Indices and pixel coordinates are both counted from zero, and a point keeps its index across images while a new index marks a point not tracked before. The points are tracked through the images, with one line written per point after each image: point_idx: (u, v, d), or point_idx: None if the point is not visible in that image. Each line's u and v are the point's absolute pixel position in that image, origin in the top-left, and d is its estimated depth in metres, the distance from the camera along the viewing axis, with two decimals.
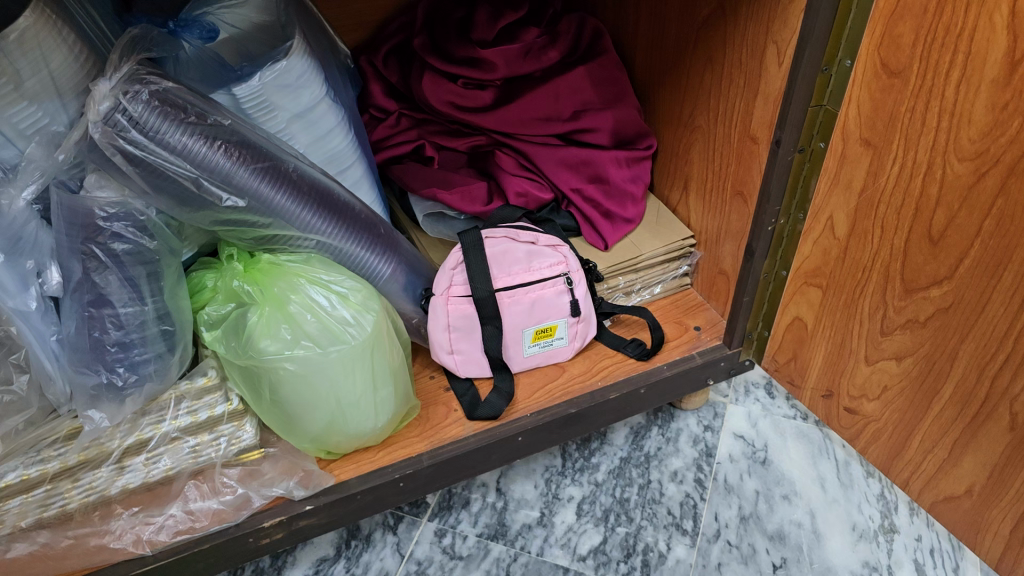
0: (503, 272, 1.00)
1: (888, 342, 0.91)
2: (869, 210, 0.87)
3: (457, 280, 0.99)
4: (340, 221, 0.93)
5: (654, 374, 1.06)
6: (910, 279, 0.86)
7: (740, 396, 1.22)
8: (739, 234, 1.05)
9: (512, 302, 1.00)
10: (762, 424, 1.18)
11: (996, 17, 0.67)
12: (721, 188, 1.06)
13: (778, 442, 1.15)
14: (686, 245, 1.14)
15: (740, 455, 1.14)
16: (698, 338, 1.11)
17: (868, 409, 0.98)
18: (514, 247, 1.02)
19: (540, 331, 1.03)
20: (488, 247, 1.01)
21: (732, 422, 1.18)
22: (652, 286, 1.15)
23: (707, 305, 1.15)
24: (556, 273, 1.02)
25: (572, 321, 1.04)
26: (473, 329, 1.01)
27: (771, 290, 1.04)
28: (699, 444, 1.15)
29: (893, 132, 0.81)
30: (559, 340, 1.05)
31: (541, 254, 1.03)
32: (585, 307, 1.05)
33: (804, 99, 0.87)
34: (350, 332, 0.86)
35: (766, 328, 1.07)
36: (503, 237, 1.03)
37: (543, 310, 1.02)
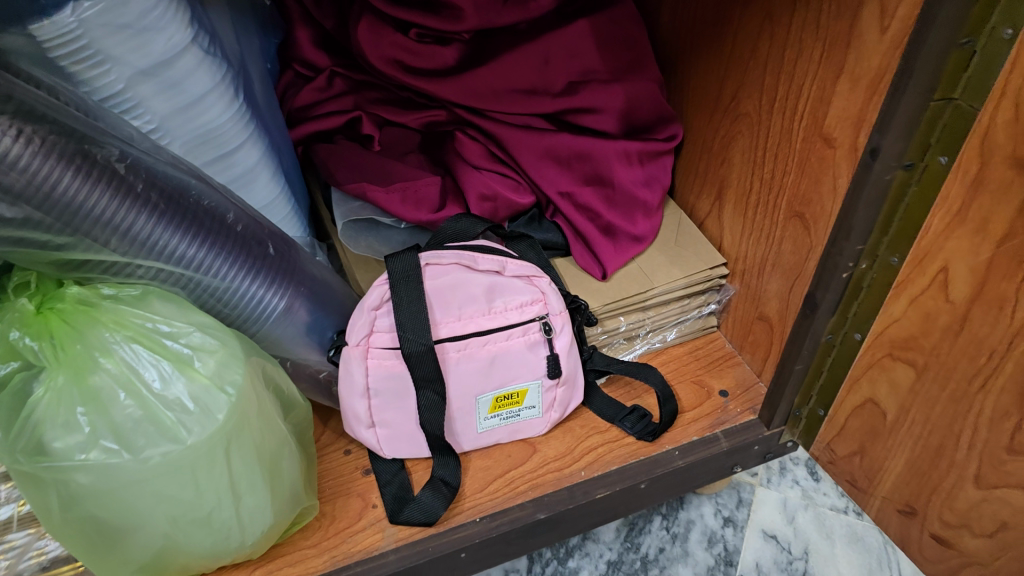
0: (450, 317, 0.70)
1: (1017, 465, 0.60)
2: (1012, 269, 0.54)
3: (379, 326, 0.69)
4: (198, 238, 0.62)
5: (661, 464, 0.75)
6: None
7: (773, 478, 0.91)
8: (796, 277, 0.73)
9: (462, 358, 0.70)
10: (802, 521, 0.87)
11: None
12: (772, 205, 0.74)
13: (825, 551, 0.85)
14: (716, 277, 0.82)
15: (771, 566, 0.83)
16: (724, 409, 0.80)
17: (968, 546, 0.67)
18: (468, 280, 0.71)
19: (503, 398, 0.72)
20: (427, 281, 0.70)
21: (761, 515, 0.87)
22: (666, 330, 0.84)
23: (739, 360, 0.84)
24: (526, 317, 0.71)
25: (550, 384, 0.73)
26: (403, 395, 0.70)
27: (834, 358, 0.72)
28: (716, 546, 0.85)
29: None
30: (529, 410, 0.74)
31: (507, 289, 0.72)
32: (569, 366, 0.74)
33: (923, 88, 0.55)
34: (187, 425, 0.55)
35: (821, 406, 0.76)
36: (452, 264, 0.71)
37: (506, 370, 0.71)
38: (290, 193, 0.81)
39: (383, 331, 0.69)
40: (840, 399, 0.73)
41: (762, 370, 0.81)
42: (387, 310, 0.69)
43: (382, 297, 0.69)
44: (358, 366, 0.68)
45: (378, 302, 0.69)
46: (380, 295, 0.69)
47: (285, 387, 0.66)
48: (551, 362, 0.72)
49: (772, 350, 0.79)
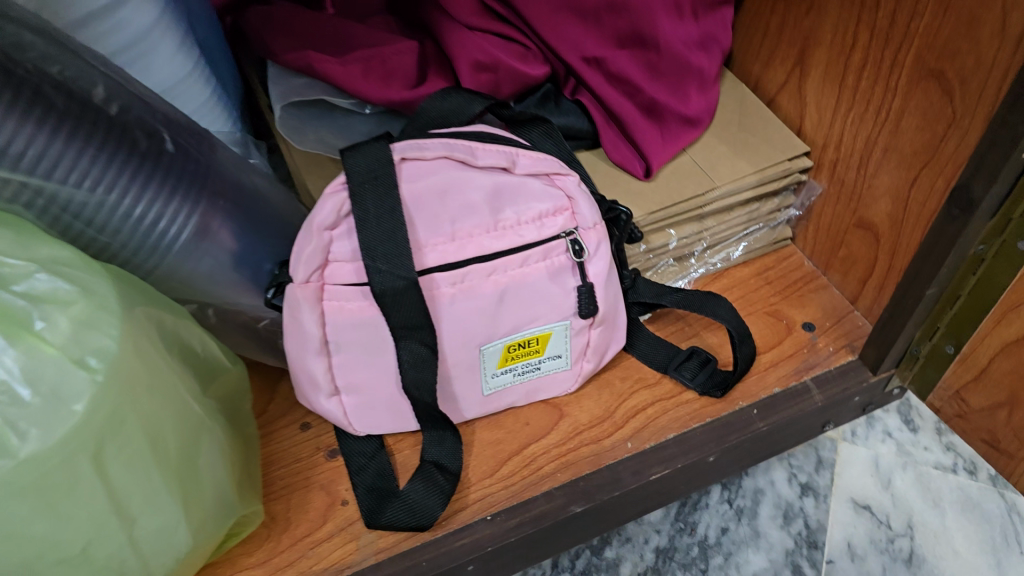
0: (438, 237, 0.48)
1: None
2: None
3: (337, 252, 0.47)
4: (42, 124, 0.40)
5: (735, 429, 0.55)
6: None
7: (860, 430, 0.71)
8: (926, 162, 0.52)
9: (460, 294, 0.49)
10: (901, 485, 0.68)
11: None
12: (889, 66, 0.52)
13: (934, 523, 0.66)
14: (796, 171, 0.60)
15: (868, 547, 0.64)
16: (812, 348, 0.59)
17: None
18: (465, 181, 0.49)
19: (516, 347, 0.52)
20: (402, 186, 0.48)
21: (848, 478, 0.68)
22: (730, 247, 0.63)
23: (824, 282, 0.63)
24: (548, 235, 0.50)
25: (584, 323, 0.53)
26: (378, 349, 0.49)
27: (981, 277, 0.52)
28: (795, 523, 0.65)
29: None
30: (553, 362, 0.54)
31: (519, 193, 0.50)
32: (607, 299, 0.53)
33: None
34: (21, 426, 0.34)
35: (951, 341, 0.56)
36: (437, 161, 0.49)
37: (521, 308, 0.50)
38: (208, 68, 0.57)
39: (344, 260, 0.47)
40: (983, 333, 0.53)
41: (860, 294, 0.61)
42: (347, 229, 0.47)
43: (341, 209, 0.47)
44: (309, 312, 0.47)
45: (335, 217, 0.46)
46: (337, 206, 0.46)
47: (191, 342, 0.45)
48: (584, 294, 0.51)
49: (876, 267, 0.59)
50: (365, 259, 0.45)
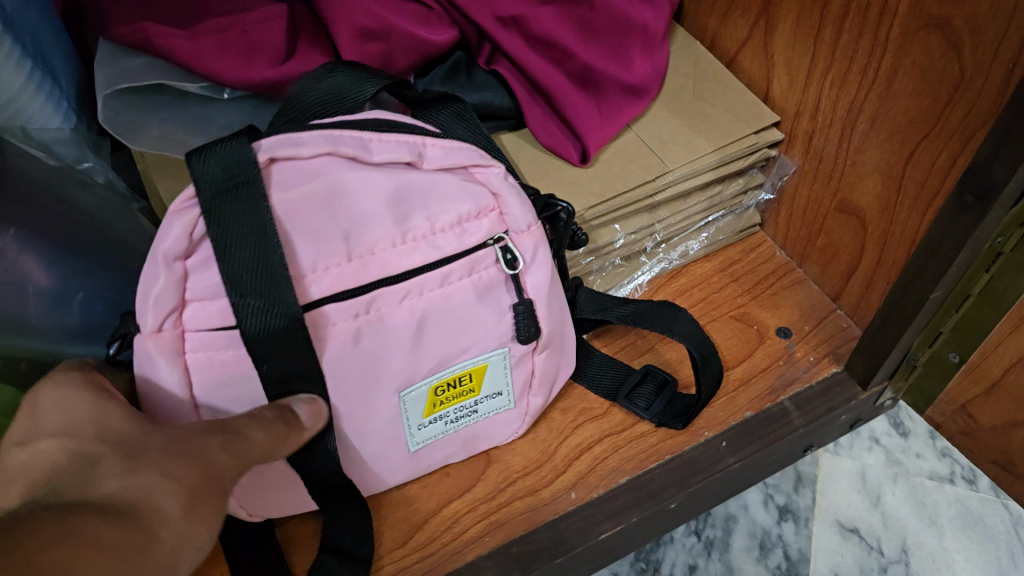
0: (328, 255, 0.36)
1: None
2: None
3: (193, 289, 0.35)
4: None
5: (700, 467, 0.45)
6: None
7: (843, 439, 0.61)
8: (925, 134, 0.42)
9: (366, 329, 0.37)
10: (892, 501, 0.59)
11: None
12: (877, 15, 0.42)
13: (932, 545, 0.57)
14: (764, 146, 0.50)
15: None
16: (789, 360, 0.50)
17: None
18: (357, 181, 0.37)
19: (445, 388, 0.41)
20: (273, 196, 0.36)
21: (831, 497, 0.59)
22: (689, 240, 0.54)
23: (800, 276, 0.54)
24: (470, 245, 0.39)
25: (526, 349, 0.42)
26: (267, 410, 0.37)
27: (995, 275, 0.42)
28: (774, 555, 0.56)
29: None
30: (491, 401, 0.43)
31: (432, 189, 0.38)
32: (551, 319, 0.42)
33: None
34: None
35: (954, 349, 0.47)
36: (317, 159, 0.37)
37: (445, 340, 0.39)
38: (23, 52, 0.44)
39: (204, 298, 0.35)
40: (997, 339, 0.44)
41: (843, 292, 0.51)
42: (204, 257, 0.35)
43: (193, 230, 0.34)
44: (169, 367, 0.34)
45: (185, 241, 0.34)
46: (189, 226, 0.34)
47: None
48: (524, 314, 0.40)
49: (861, 258, 0.49)
50: (229, 293, 0.34)
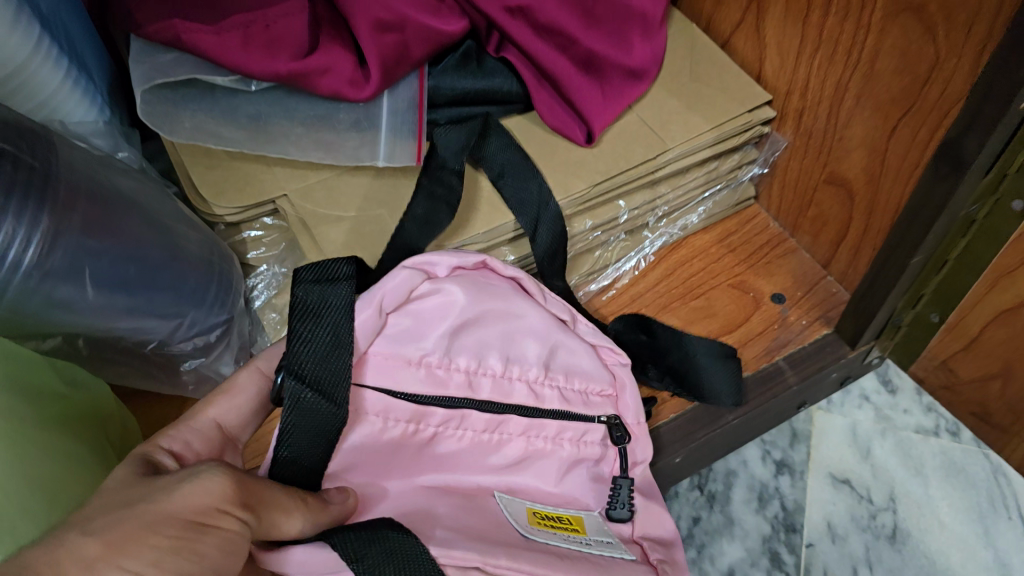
0: (402, 358, 0.40)
1: None
2: None
3: (377, 346, 0.39)
4: None
5: (702, 424, 0.49)
6: None
7: (835, 397, 0.65)
8: (905, 111, 0.45)
9: (469, 448, 0.41)
10: (881, 454, 0.63)
11: None
12: (859, 2, 0.45)
13: (918, 494, 0.61)
14: (758, 123, 0.54)
15: (848, 525, 0.59)
16: (783, 323, 0.53)
17: None
18: (506, 307, 0.43)
19: (545, 517, 0.40)
20: (416, 300, 0.41)
21: (825, 451, 0.63)
22: (689, 214, 0.57)
23: (793, 245, 0.57)
24: (592, 413, 0.44)
25: (625, 531, 0.42)
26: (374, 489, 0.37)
27: (970, 242, 0.45)
28: (770, 506, 0.60)
29: None
30: (601, 544, 0.39)
31: (579, 347, 0.45)
32: (648, 516, 0.43)
33: None
34: None
35: (935, 310, 0.50)
36: (510, 283, 0.44)
37: (550, 486, 0.42)
38: (59, 51, 0.47)
39: (382, 351, 0.39)
40: (974, 301, 0.48)
41: (833, 258, 0.55)
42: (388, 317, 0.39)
43: (414, 285, 0.40)
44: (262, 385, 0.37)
45: (406, 293, 0.40)
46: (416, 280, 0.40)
47: (40, 370, 0.39)
48: (619, 488, 0.42)
49: (850, 228, 0.52)
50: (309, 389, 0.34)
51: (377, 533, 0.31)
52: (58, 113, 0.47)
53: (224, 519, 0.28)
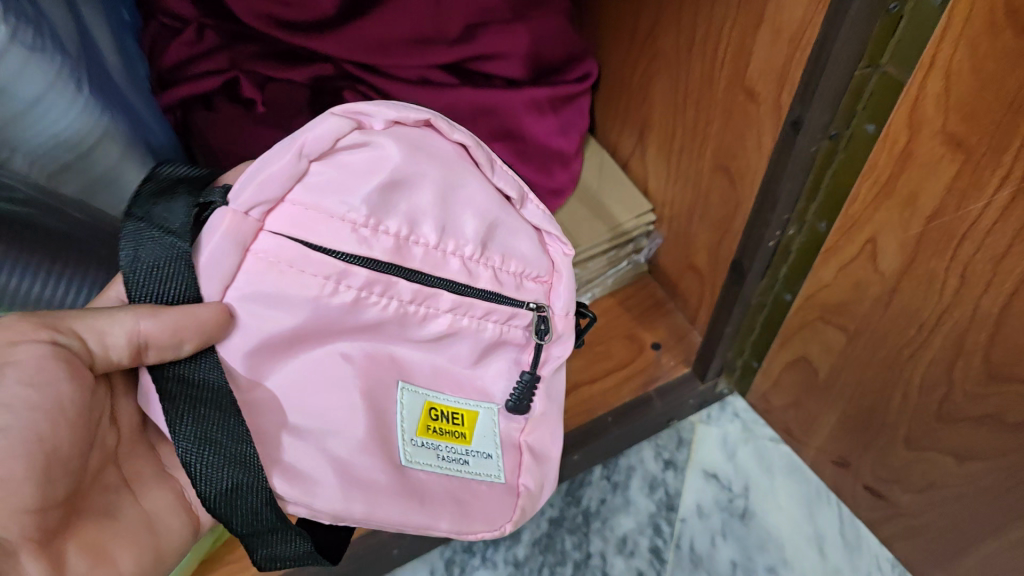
0: (323, 211, 0.46)
1: (947, 432, 0.58)
2: (943, 245, 0.51)
3: (294, 194, 0.45)
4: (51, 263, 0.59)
5: (595, 434, 0.73)
6: (1001, 361, 0.52)
7: (713, 413, 0.89)
8: (724, 229, 0.69)
9: (416, 320, 0.50)
10: (742, 456, 0.86)
11: None
12: (697, 157, 0.69)
13: (765, 485, 0.84)
14: (643, 225, 0.77)
15: (712, 507, 0.83)
16: (658, 364, 0.77)
17: (900, 499, 0.66)
18: (449, 170, 0.50)
19: (439, 415, 0.53)
20: (344, 151, 0.47)
21: (702, 453, 0.86)
22: (597, 285, 0.80)
23: (670, 308, 0.80)
24: (524, 297, 0.54)
25: (516, 429, 0.57)
26: (258, 397, 0.47)
27: (766, 316, 0.69)
28: (657, 492, 0.84)
29: (1012, 133, 0.44)
30: (475, 456, 0.55)
31: (518, 225, 0.54)
32: (540, 401, 0.58)
33: (847, 60, 0.49)
34: None
35: (755, 358, 0.74)
36: (458, 146, 0.51)
37: (450, 381, 0.54)
38: None
39: (299, 205, 0.45)
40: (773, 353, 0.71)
41: (695, 318, 0.78)
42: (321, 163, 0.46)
43: (339, 136, 0.46)
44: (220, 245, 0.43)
45: (330, 143, 0.46)
46: (340, 132, 0.46)
47: None
48: (525, 384, 0.55)
49: (702, 300, 0.76)
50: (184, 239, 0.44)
51: (198, 409, 0.45)
52: (91, 155, 0.62)
53: (21, 348, 0.43)
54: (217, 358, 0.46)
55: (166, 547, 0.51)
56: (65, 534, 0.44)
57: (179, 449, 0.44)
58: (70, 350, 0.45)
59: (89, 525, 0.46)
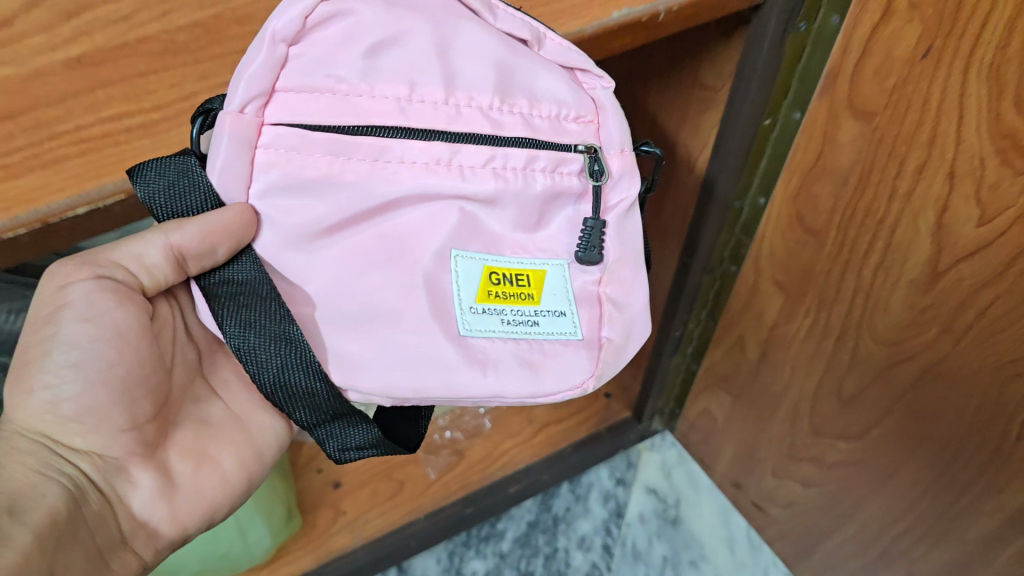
0: (313, 90, 0.45)
1: (796, 466, 0.85)
2: (780, 345, 0.79)
3: (283, 83, 0.44)
4: None
5: None
6: (820, 422, 0.79)
7: (656, 441, 1.16)
8: None
9: (452, 235, 0.50)
10: (676, 476, 1.12)
11: (921, 220, 0.58)
12: None
13: (693, 498, 1.10)
14: None
15: (650, 514, 1.09)
16: None
17: (774, 513, 0.93)
18: (440, 8, 0.48)
19: (499, 280, 0.52)
20: (315, 29, 0.45)
21: (645, 473, 1.13)
22: None
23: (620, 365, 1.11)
24: (568, 146, 0.52)
25: (591, 282, 0.55)
26: (298, 295, 0.48)
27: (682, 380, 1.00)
28: (610, 502, 1.10)
29: (808, 285, 0.72)
30: (541, 318, 0.53)
31: (542, 62, 0.51)
32: (615, 244, 0.55)
33: (716, 229, 0.76)
34: None
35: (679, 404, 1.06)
36: (445, 1, 0.49)
37: (514, 244, 0.52)
38: None
39: (287, 93, 0.45)
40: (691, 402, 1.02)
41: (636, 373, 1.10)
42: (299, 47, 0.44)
43: (308, 13, 0.44)
44: (226, 146, 0.43)
45: (301, 22, 0.43)
46: (309, 8, 0.43)
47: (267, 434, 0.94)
48: (592, 227, 0.53)
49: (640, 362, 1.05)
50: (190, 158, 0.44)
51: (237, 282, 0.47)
52: None
53: (72, 289, 0.48)
54: (257, 257, 0.48)
55: (260, 443, 0.58)
56: (165, 445, 0.53)
57: (229, 337, 0.46)
58: (116, 280, 0.50)
59: (186, 435, 0.54)
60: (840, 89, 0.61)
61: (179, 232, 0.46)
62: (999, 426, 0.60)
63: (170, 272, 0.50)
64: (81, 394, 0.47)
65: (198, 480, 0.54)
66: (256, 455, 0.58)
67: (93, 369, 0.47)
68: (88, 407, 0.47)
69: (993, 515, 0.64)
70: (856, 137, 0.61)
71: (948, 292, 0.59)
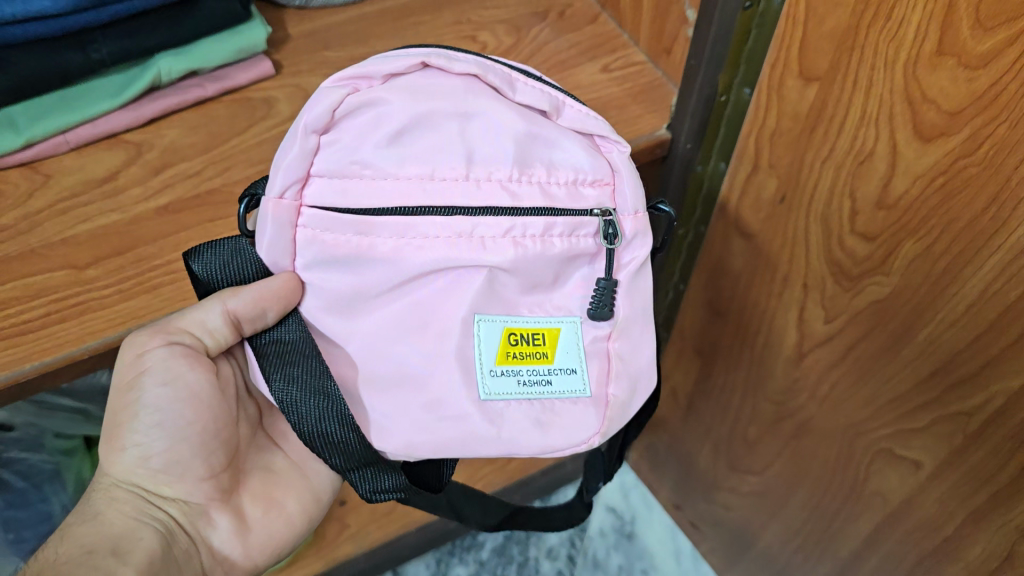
0: (345, 175, 0.62)
1: (720, 493, 1.22)
2: (702, 395, 1.18)
3: (316, 167, 0.62)
4: None
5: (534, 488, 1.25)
6: (737, 461, 1.16)
7: (617, 465, 1.43)
8: None
9: (478, 298, 0.65)
10: (633, 495, 1.40)
11: (773, 315, 0.97)
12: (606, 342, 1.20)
13: (644, 513, 1.38)
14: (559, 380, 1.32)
15: (610, 530, 1.36)
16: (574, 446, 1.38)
17: (705, 529, 1.29)
18: (462, 96, 0.63)
19: (516, 340, 0.67)
20: (346, 120, 0.62)
21: (607, 493, 1.40)
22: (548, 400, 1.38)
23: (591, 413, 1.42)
24: (579, 211, 0.66)
25: (602, 338, 0.70)
26: (337, 357, 0.67)
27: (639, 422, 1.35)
28: (575, 519, 1.37)
29: (714, 354, 1.12)
30: (557, 373, 0.69)
31: (560, 132, 0.66)
32: (622, 308, 0.70)
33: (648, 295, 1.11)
34: None
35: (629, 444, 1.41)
36: (464, 77, 0.63)
37: (531, 304, 0.68)
38: None
39: (324, 174, 0.62)
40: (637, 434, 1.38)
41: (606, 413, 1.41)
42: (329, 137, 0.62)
43: (335, 107, 0.61)
44: (273, 226, 0.62)
45: (327, 115, 0.61)
46: (334, 104, 0.61)
47: None
48: (602, 289, 0.68)
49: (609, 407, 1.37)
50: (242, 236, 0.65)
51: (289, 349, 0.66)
52: None
53: (148, 356, 0.65)
54: (301, 316, 0.67)
55: (316, 487, 0.78)
56: (239, 492, 0.73)
57: (275, 392, 0.65)
58: (184, 343, 0.67)
59: (256, 482, 0.74)
60: (728, 215, 0.96)
61: (236, 300, 0.65)
62: (859, 485, 0.95)
63: (226, 333, 0.68)
64: (167, 449, 0.66)
65: (265, 520, 0.74)
66: (312, 500, 0.78)
67: (177, 433, 0.67)
68: (180, 461, 0.67)
69: (856, 537, 1.00)
70: (744, 251, 0.96)
71: (810, 366, 0.95)
